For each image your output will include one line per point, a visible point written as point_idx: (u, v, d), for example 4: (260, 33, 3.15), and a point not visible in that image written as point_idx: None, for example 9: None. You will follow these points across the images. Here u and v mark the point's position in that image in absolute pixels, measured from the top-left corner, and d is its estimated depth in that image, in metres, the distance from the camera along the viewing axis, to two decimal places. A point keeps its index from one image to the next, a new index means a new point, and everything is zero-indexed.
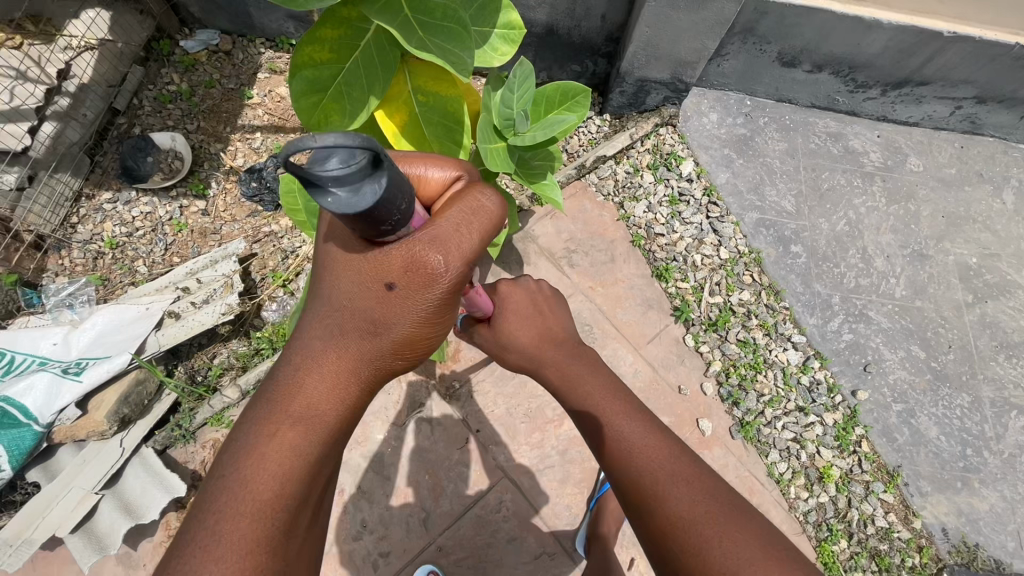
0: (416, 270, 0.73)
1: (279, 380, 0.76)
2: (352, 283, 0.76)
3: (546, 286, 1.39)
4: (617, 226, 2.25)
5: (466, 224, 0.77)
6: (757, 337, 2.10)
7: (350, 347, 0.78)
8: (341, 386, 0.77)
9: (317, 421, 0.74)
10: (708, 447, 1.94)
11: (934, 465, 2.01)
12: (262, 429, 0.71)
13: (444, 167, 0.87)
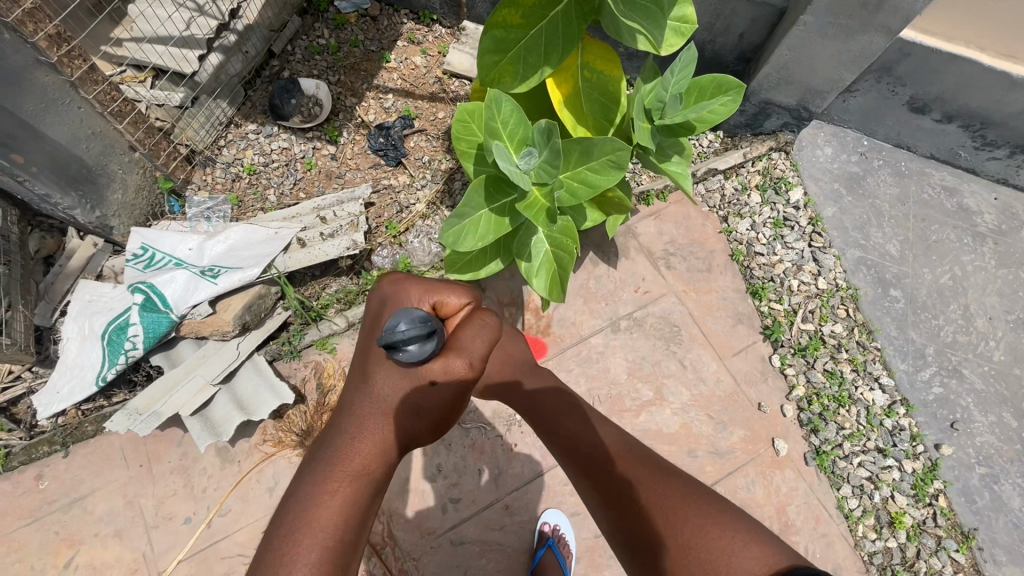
0: (446, 375, 1.02)
1: (339, 448, 1.00)
2: (394, 382, 1.04)
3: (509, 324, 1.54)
4: (718, 238, 2.29)
5: (479, 336, 1.06)
6: (845, 371, 2.09)
7: (393, 422, 1.04)
8: (384, 451, 1.02)
9: (366, 479, 0.97)
10: (781, 468, 1.93)
11: (1014, 536, 1.93)
12: (323, 490, 0.92)
13: (461, 292, 1.15)
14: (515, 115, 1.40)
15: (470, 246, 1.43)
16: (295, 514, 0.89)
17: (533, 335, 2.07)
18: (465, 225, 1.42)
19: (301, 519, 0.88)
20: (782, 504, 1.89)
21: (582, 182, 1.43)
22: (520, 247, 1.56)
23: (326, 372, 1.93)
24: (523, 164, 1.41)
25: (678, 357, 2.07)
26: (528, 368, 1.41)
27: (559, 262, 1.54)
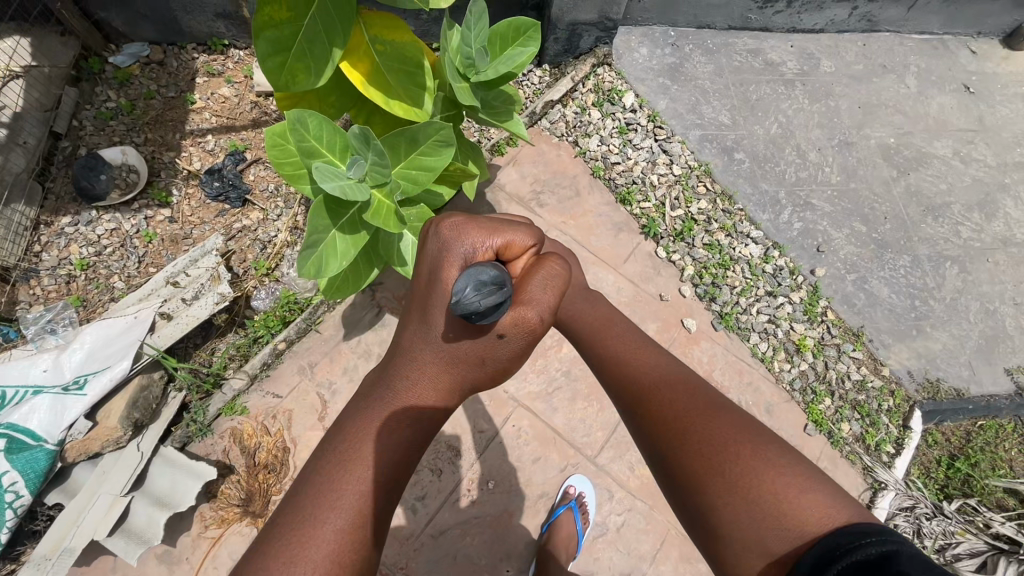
0: (520, 323, 0.96)
1: (395, 389, 1.03)
2: (457, 330, 1.00)
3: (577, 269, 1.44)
4: (576, 163, 2.39)
5: (550, 285, 0.97)
6: (721, 239, 2.28)
7: (451, 371, 1.03)
8: (445, 395, 1.05)
9: (423, 420, 1.03)
10: (696, 342, 2.10)
11: (891, 319, 2.25)
12: (381, 426, 0.99)
13: (530, 232, 1.05)
14: (324, 127, 1.25)
15: (337, 270, 1.35)
16: (352, 442, 0.96)
17: None
18: (322, 251, 1.33)
19: (347, 450, 0.95)
20: (708, 373, 2.07)
21: (420, 167, 1.38)
22: (392, 250, 1.49)
23: (245, 434, 1.83)
24: (353, 174, 1.29)
25: None
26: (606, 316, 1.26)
27: None
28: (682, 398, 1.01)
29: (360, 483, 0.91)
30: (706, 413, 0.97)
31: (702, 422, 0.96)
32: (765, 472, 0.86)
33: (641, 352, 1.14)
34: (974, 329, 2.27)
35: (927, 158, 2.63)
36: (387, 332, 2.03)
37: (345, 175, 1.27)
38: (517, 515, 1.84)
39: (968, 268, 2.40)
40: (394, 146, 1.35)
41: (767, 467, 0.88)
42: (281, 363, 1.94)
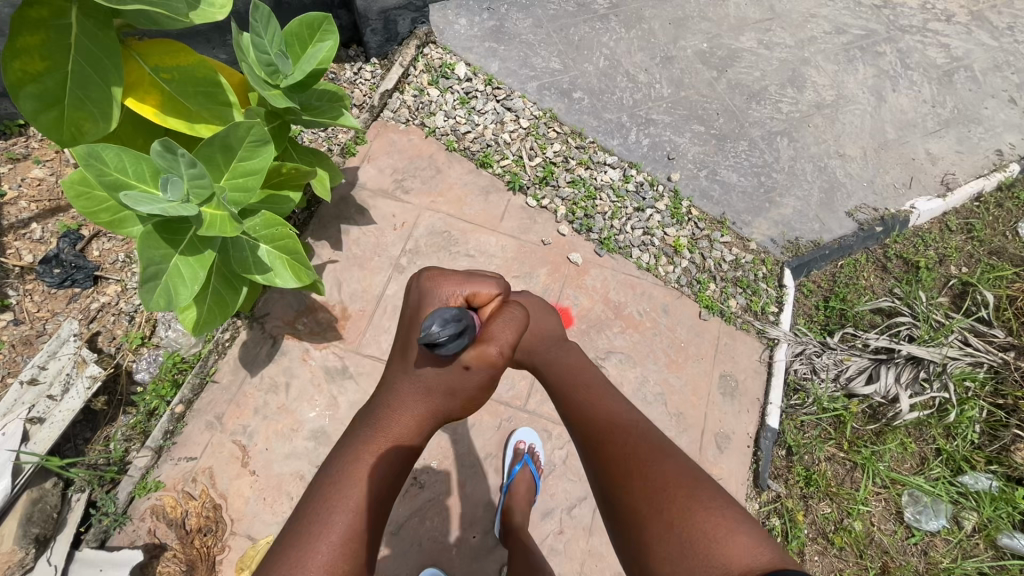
0: (481, 358, 1.06)
1: (376, 424, 1.09)
2: (435, 371, 1.09)
3: (534, 294, 1.34)
4: (429, 143, 2.43)
5: (510, 326, 1.08)
6: (581, 173, 2.42)
7: (430, 403, 1.10)
8: (420, 429, 1.10)
9: (400, 456, 1.06)
10: (586, 272, 2.22)
11: (745, 199, 2.48)
12: (363, 453, 1.04)
13: (492, 279, 1.19)
14: (126, 157, 1.17)
15: (191, 295, 1.26)
16: (336, 482, 1.00)
17: (337, 324, 2.04)
18: (167, 280, 1.24)
19: (328, 492, 0.99)
20: (604, 296, 2.19)
21: (244, 174, 1.31)
22: (248, 262, 1.38)
23: (167, 506, 1.72)
24: (174, 197, 1.20)
25: (462, 253, 2.22)
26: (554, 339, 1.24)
27: (287, 249, 1.40)
28: (626, 432, 1.03)
29: (347, 511, 0.97)
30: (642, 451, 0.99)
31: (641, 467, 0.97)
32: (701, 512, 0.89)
33: (596, 393, 1.12)
34: (815, 186, 2.56)
35: (738, 53, 2.90)
36: (288, 359, 1.97)
37: (161, 198, 1.18)
38: (469, 484, 1.88)
39: (796, 137, 2.69)
40: (210, 159, 1.27)
41: (695, 500, 0.91)
42: (185, 425, 1.85)
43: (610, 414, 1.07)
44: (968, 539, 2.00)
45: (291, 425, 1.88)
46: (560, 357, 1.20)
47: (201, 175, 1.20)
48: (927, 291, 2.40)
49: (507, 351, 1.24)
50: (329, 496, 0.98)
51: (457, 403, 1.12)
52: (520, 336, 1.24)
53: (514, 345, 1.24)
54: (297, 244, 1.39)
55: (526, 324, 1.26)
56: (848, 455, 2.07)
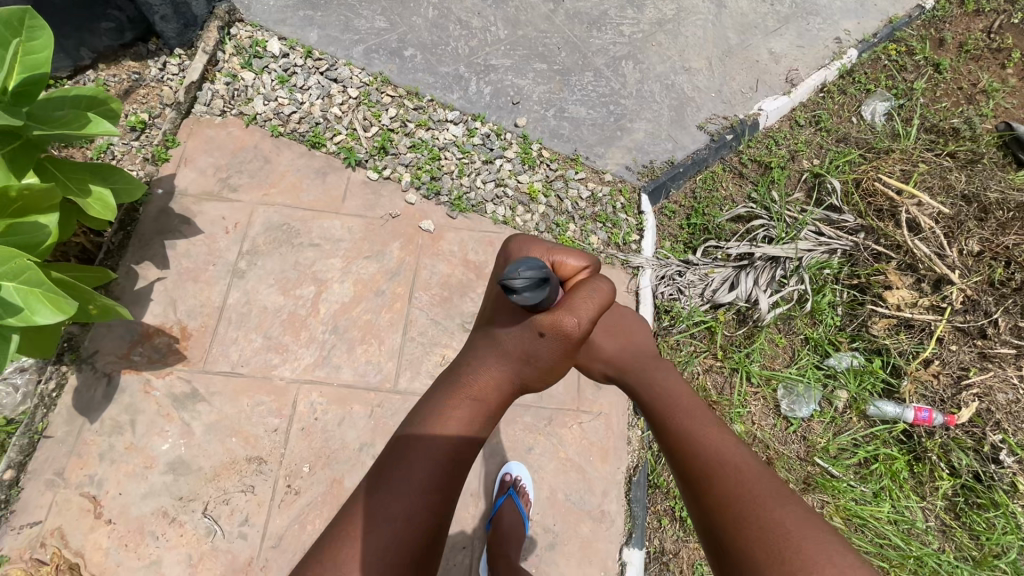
0: (560, 329, 0.97)
1: (456, 372, 1.02)
2: (513, 334, 1.01)
3: (630, 312, 1.40)
4: (251, 132, 2.23)
5: (588, 298, 1.00)
6: (422, 136, 2.29)
7: (504, 364, 1.01)
8: (491, 390, 1.00)
9: (480, 409, 0.98)
10: (441, 238, 2.14)
11: (596, 131, 2.43)
12: (441, 407, 0.96)
13: (579, 256, 1.09)
14: None
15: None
16: (419, 433, 0.93)
17: (178, 346, 1.89)
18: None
19: (411, 446, 0.91)
20: (463, 258, 2.12)
21: None
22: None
23: None
24: None
25: (307, 243, 2.08)
26: (645, 353, 1.29)
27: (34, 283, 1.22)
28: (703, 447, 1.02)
29: (422, 458, 0.89)
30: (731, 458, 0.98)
31: (732, 470, 0.95)
32: (810, 543, 0.82)
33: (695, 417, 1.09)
34: (664, 106, 2.54)
35: None
36: (128, 394, 1.81)
37: None
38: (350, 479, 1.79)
39: (640, 59, 2.63)
40: None
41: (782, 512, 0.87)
42: (22, 490, 1.69)
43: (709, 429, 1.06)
44: (840, 416, 2.11)
45: (145, 462, 1.75)
46: (649, 365, 1.27)
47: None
48: (782, 190, 2.44)
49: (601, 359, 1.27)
50: (411, 445, 0.92)
51: (536, 372, 1.03)
52: (616, 347, 1.28)
53: (608, 354, 1.27)
54: (44, 276, 1.22)
55: (624, 342, 1.30)
56: (722, 363, 2.12)
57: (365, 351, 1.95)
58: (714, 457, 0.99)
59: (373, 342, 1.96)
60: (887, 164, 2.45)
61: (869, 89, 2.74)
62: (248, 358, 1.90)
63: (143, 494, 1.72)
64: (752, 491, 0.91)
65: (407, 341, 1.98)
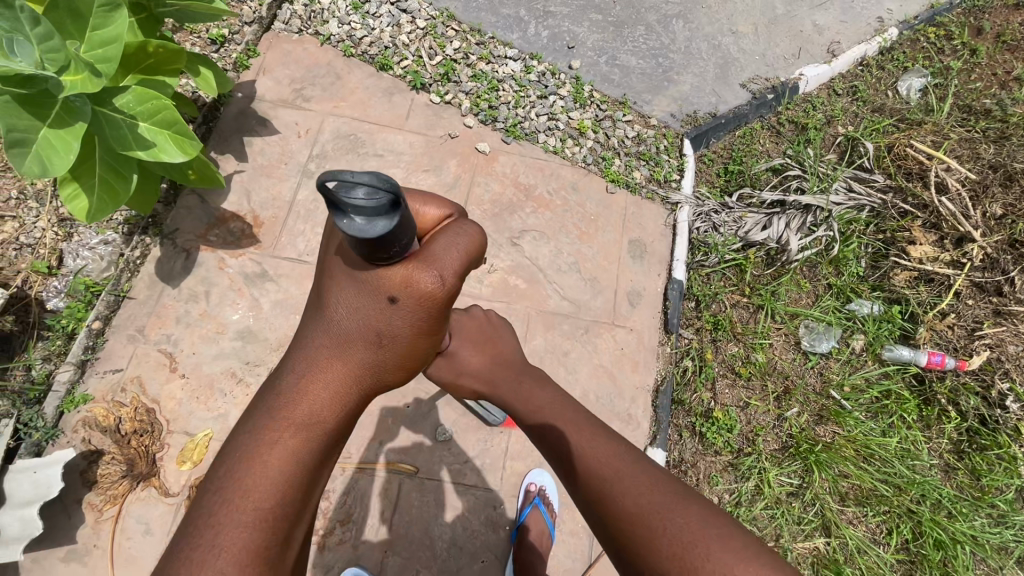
0: (414, 288, 0.80)
1: (287, 383, 0.81)
2: (352, 295, 0.82)
3: (494, 312, 1.31)
4: (325, 51, 2.39)
5: (454, 245, 0.84)
6: (483, 68, 2.43)
7: (352, 360, 0.83)
8: (342, 394, 0.82)
9: (317, 428, 0.79)
10: (495, 160, 2.29)
11: (644, 80, 2.57)
12: (260, 439, 0.76)
13: (439, 202, 0.91)
14: None
15: (67, 165, 1.26)
16: (228, 477, 0.73)
17: (252, 232, 2.06)
18: (39, 147, 1.24)
19: (228, 483, 0.73)
20: (515, 180, 2.27)
21: (103, 44, 1.29)
22: (130, 140, 1.40)
23: (98, 416, 1.75)
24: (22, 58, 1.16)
25: (371, 153, 2.23)
26: (508, 363, 1.21)
27: (166, 122, 1.41)
28: (590, 470, 0.95)
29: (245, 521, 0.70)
30: (626, 471, 0.94)
31: (610, 472, 0.94)
32: (715, 542, 0.81)
33: (587, 432, 1.01)
34: (710, 63, 2.67)
35: None
36: (204, 269, 1.98)
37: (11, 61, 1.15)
38: None
39: (691, 19, 2.76)
40: (61, 27, 1.27)
41: (677, 517, 0.85)
42: (107, 341, 1.86)
43: (580, 431, 1.02)
44: (856, 357, 2.23)
45: (217, 328, 1.91)
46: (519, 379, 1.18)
47: (56, 44, 1.18)
48: (816, 150, 2.56)
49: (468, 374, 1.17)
50: (226, 501, 0.72)
51: (395, 364, 0.85)
52: (484, 362, 1.19)
53: (481, 369, 1.18)
54: (178, 117, 1.41)
55: (488, 350, 1.21)
56: (749, 299, 2.25)
57: None
58: (599, 464, 0.95)
59: None
60: (918, 133, 2.56)
61: (906, 66, 2.86)
62: (314, 248, 2.06)
63: (214, 355, 1.88)
64: (649, 507, 0.87)
65: None
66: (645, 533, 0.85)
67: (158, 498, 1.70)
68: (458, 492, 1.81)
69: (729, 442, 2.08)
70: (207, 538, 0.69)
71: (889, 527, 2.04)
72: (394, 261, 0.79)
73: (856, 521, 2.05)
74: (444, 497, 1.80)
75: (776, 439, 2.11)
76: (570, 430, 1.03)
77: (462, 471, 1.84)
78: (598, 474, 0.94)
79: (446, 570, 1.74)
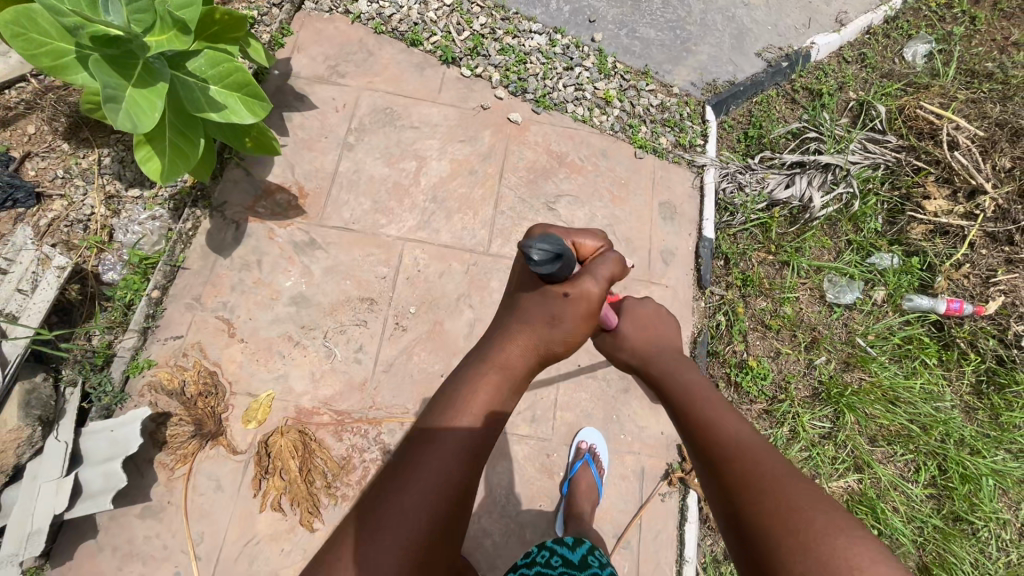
0: (580, 297, 1.07)
1: (486, 355, 1.11)
2: (538, 302, 1.10)
3: (660, 304, 1.37)
4: (356, 28, 2.45)
5: (608, 279, 1.10)
6: (510, 42, 2.50)
7: (524, 339, 1.11)
8: (521, 360, 1.10)
9: (506, 382, 1.08)
10: (527, 129, 2.36)
11: (664, 51, 2.66)
12: (470, 387, 1.05)
13: (597, 236, 1.17)
14: None
15: (154, 122, 1.31)
16: (441, 416, 1.00)
17: (297, 203, 2.11)
18: (127, 104, 1.28)
19: (445, 417, 0.99)
20: (547, 148, 2.34)
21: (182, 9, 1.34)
22: (203, 103, 1.45)
23: (163, 379, 1.80)
24: None
25: (407, 126, 2.30)
26: (665, 346, 1.27)
27: (238, 85, 1.46)
28: (716, 439, 0.98)
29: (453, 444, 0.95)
30: (756, 450, 0.94)
31: (739, 445, 0.96)
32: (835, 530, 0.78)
33: (722, 411, 1.04)
34: (726, 34, 2.76)
35: None
36: (254, 239, 2.04)
37: None
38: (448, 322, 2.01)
39: None
40: None
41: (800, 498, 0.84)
42: (165, 309, 1.91)
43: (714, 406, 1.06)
44: (879, 307, 2.34)
45: (271, 294, 1.97)
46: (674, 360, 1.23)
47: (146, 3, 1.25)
48: (831, 114, 2.65)
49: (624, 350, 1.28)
50: (440, 429, 0.97)
51: (553, 340, 1.10)
52: (639, 337, 1.28)
53: (632, 344, 1.28)
54: (250, 78, 1.45)
55: (648, 333, 1.29)
56: (775, 255, 2.35)
57: (462, 219, 2.17)
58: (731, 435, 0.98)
59: (467, 212, 2.18)
60: (927, 96, 2.67)
61: (910, 34, 2.97)
62: (358, 216, 2.12)
63: (270, 320, 1.94)
64: (774, 483, 0.87)
65: (497, 214, 2.20)
66: (765, 499, 0.85)
67: (227, 456, 1.76)
68: (513, 442, 1.89)
69: (763, 390, 2.17)
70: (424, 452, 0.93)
71: (917, 465, 2.15)
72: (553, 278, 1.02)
73: (886, 459, 2.16)
74: (500, 447, 1.88)
75: (807, 386, 2.21)
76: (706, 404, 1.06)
77: (515, 422, 1.91)
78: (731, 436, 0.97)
79: (506, 515, 1.82)
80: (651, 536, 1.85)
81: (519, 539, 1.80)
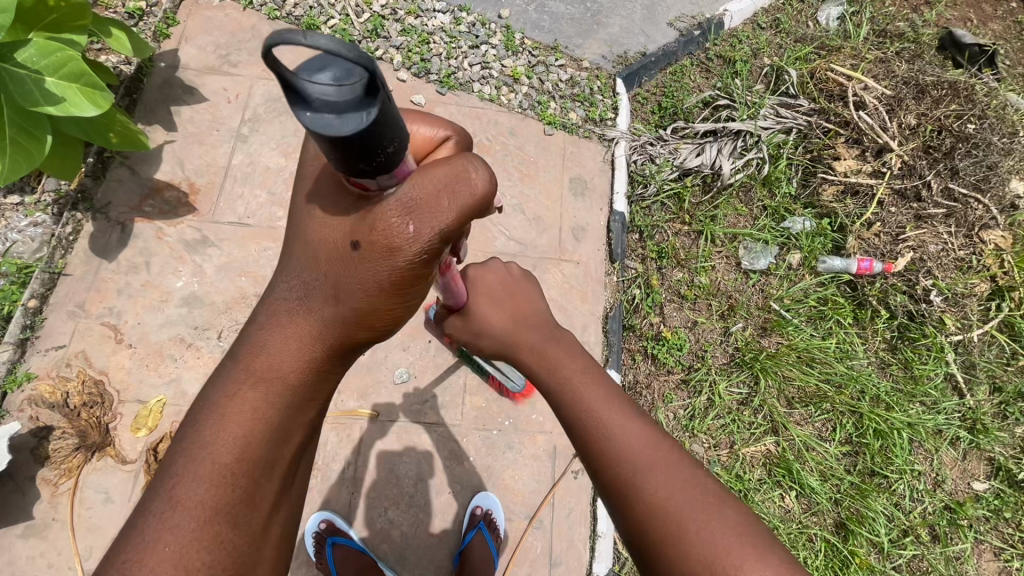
0: (381, 233, 0.68)
1: (253, 336, 0.78)
2: (326, 229, 0.74)
3: (518, 266, 1.14)
4: (248, 15, 2.34)
5: (448, 192, 0.68)
6: (412, 22, 2.43)
7: (303, 321, 0.76)
8: (307, 348, 0.77)
9: (278, 381, 0.77)
10: (432, 112, 2.30)
11: (574, 25, 2.61)
12: (227, 391, 0.76)
13: (435, 123, 0.84)
14: None
15: None
16: (200, 429, 0.74)
17: (188, 199, 2.03)
18: None
19: (199, 435, 0.74)
20: None
21: None
22: (37, 97, 1.36)
23: (43, 392, 1.72)
24: None
25: None
26: (529, 317, 1.05)
27: (74, 74, 1.38)
28: (619, 462, 0.88)
29: (204, 479, 0.72)
30: (655, 462, 0.88)
31: (643, 461, 0.88)
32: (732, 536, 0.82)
33: (607, 416, 0.92)
34: (637, 5, 2.72)
35: None
36: (142, 240, 1.95)
37: None
38: None
39: None
40: None
41: (698, 508, 0.84)
42: (46, 319, 1.82)
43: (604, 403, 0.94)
44: (794, 271, 2.35)
45: (161, 297, 1.89)
46: (544, 334, 1.04)
47: None
48: (744, 81, 2.64)
49: (486, 331, 1.06)
50: (193, 455, 0.73)
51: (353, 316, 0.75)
52: (504, 316, 1.05)
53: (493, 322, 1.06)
54: (85, 68, 1.38)
55: (510, 305, 1.07)
56: (690, 226, 2.34)
57: None
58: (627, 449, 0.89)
59: None
60: (838, 58, 2.67)
61: None
62: (254, 210, 2.04)
63: (161, 323, 1.86)
64: (673, 500, 0.84)
65: None
66: (668, 513, 0.84)
67: (116, 466, 1.69)
68: (421, 431, 1.85)
69: (680, 361, 2.17)
70: (172, 485, 0.72)
71: (834, 424, 2.18)
72: (393, 161, 0.62)
73: (803, 421, 2.18)
74: (407, 436, 1.84)
75: (724, 353, 2.21)
76: (596, 404, 0.93)
77: (423, 410, 1.87)
78: (627, 453, 0.88)
79: (414, 505, 1.78)
80: (564, 515, 1.83)
81: (429, 527, 1.77)
